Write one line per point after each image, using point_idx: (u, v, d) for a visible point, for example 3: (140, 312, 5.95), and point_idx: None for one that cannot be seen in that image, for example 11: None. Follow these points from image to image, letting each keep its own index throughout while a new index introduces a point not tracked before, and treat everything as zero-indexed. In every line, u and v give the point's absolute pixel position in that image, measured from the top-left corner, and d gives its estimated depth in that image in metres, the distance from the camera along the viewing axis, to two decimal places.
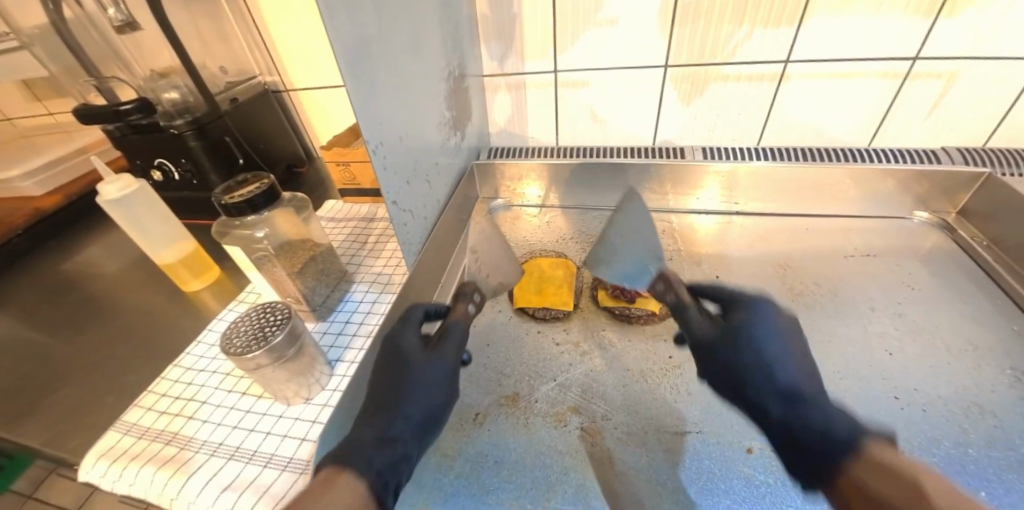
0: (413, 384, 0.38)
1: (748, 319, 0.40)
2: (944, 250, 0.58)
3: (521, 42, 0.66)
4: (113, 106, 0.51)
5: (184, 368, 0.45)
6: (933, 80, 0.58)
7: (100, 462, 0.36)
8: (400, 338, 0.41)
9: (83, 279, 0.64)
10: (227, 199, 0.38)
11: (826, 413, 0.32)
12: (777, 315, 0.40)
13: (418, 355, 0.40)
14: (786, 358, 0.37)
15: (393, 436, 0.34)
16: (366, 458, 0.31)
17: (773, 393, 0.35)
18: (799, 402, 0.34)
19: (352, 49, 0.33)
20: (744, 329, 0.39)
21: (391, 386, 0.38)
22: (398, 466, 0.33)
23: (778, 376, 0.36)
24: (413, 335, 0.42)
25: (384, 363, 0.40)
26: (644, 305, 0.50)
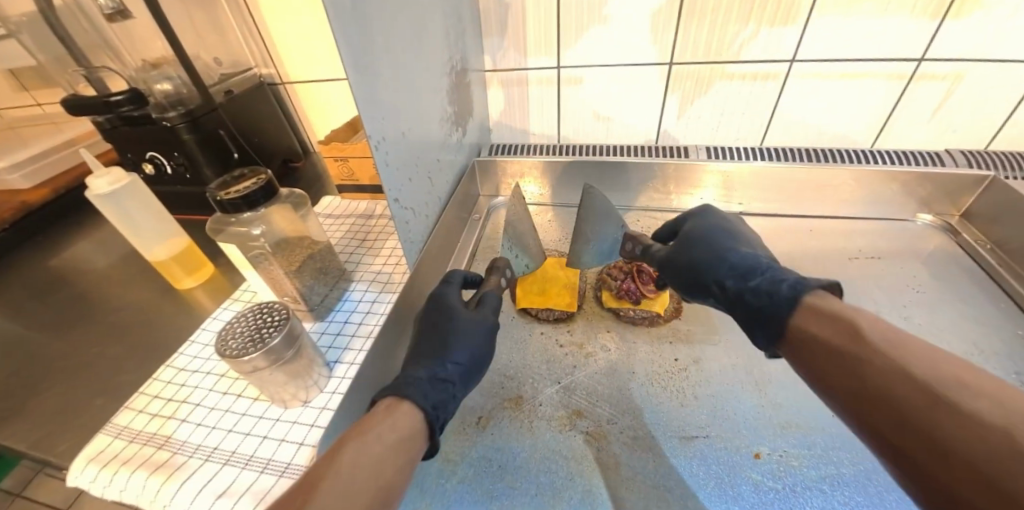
0: (459, 335, 0.40)
1: (702, 232, 0.48)
2: (948, 252, 0.57)
3: (523, 37, 0.65)
4: (103, 96, 0.49)
5: (177, 369, 0.44)
6: (937, 82, 0.57)
7: (90, 466, 0.34)
8: (444, 295, 0.45)
9: (71, 275, 0.62)
10: (223, 194, 0.37)
11: (765, 274, 0.38)
12: (720, 225, 0.48)
13: (464, 311, 0.43)
14: (735, 248, 0.44)
15: (445, 378, 0.37)
16: (422, 391, 0.34)
17: (729, 273, 0.41)
18: (749, 272, 0.40)
19: (355, 38, 0.31)
20: (697, 239, 0.47)
21: (437, 338, 0.41)
22: (447, 404, 0.35)
23: (728, 259, 0.42)
24: (457, 295, 0.45)
25: (432, 319, 0.43)
26: (648, 306, 0.50)
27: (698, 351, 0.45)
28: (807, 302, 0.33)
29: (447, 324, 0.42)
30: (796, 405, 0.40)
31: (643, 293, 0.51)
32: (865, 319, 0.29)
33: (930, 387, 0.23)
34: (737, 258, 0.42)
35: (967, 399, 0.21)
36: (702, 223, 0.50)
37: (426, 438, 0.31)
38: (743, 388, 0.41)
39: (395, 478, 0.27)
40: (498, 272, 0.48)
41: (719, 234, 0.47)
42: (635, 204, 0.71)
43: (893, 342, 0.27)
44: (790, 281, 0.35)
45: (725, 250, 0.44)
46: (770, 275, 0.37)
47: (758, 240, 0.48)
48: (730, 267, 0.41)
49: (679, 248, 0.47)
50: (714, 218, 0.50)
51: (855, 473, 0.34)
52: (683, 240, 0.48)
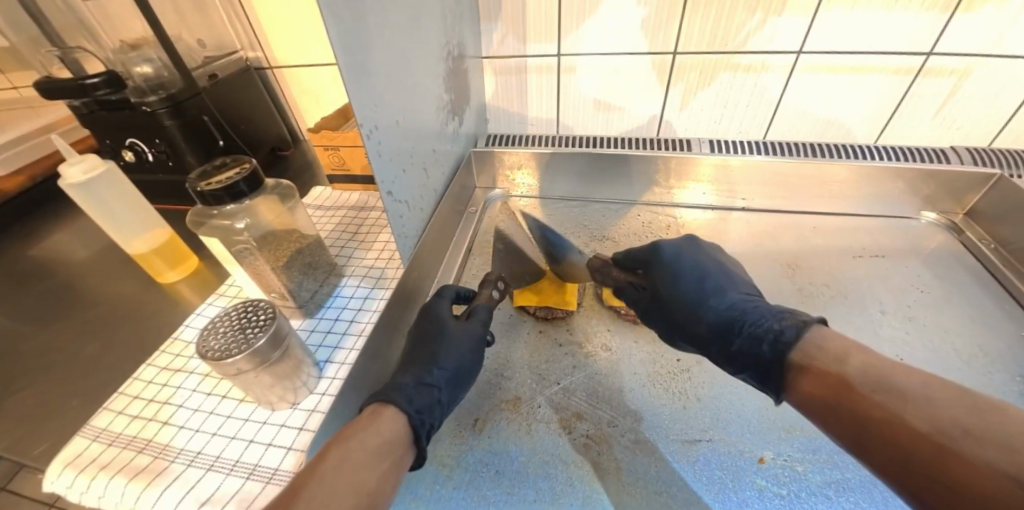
0: (449, 343, 0.39)
1: (669, 266, 0.45)
2: (951, 251, 0.57)
3: (522, 22, 0.62)
4: (77, 79, 0.46)
5: (160, 368, 0.42)
6: (945, 77, 0.56)
7: (66, 471, 0.32)
8: (434, 307, 0.43)
9: (50, 266, 0.59)
10: (203, 185, 0.35)
11: (742, 333, 0.37)
12: (686, 252, 0.46)
13: (452, 320, 0.41)
14: (714, 295, 0.42)
15: (430, 383, 0.36)
16: (407, 396, 0.33)
17: (714, 334, 0.40)
18: (728, 329, 0.38)
19: (346, 19, 0.29)
20: (666, 279, 0.44)
21: (426, 346, 0.40)
22: (433, 410, 0.34)
23: (707, 312, 0.41)
24: (446, 307, 0.44)
25: (420, 330, 0.42)
26: None
27: None
28: (791, 365, 0.32)
29: (436, 334, 0.40)
30: None
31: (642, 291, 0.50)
32: (853, 365, 0.29)
33: (931, 436, 0.24)
34: (717, 312, 0.40)
35: (967, 447, 0.22)
36: (670, 247, 0.47)
37: (410, 447, 0.31)
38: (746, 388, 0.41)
39: (378, 485, 0.27)
40: (490, 284, 0.46)
41: (687, 270, 0.45)
42: (640, 199, 0.69)
43: (880, 386, 0.27)
44: (769, 340, 0.34)
45: (705, 297, 0.42)
46: (748, 332, 0.36)
47: (729, 261, 0.47)
48: (712, 324, 0.40)
49: (656, 292, 0.45)
50: (678, 242, 0.48)
51: (860, 477, 0.34)
52: (654, 281, 0.45)
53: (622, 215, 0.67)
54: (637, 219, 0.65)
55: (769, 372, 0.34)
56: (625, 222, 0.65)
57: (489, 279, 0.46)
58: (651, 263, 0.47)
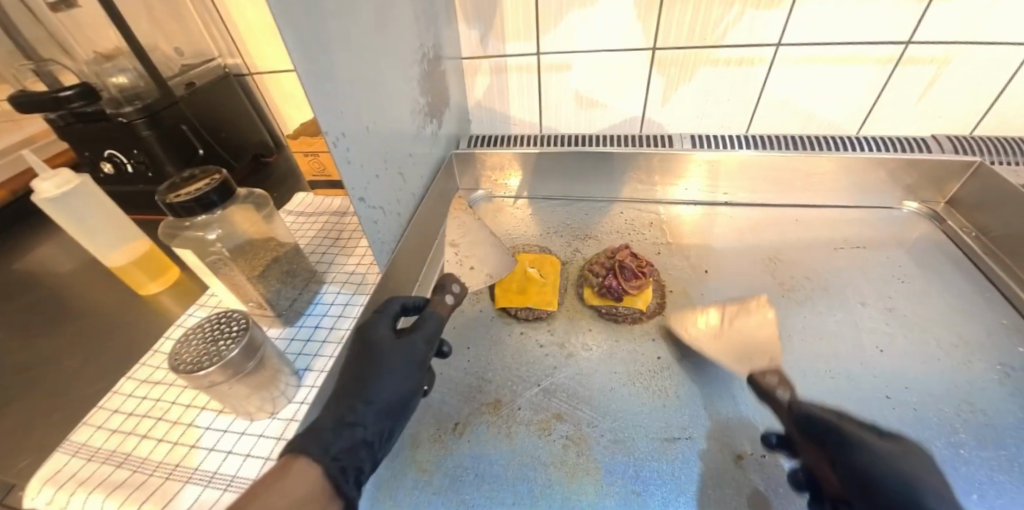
0: (384, 369, 0.37)
1: (900, 461, 0.31)
2: (932, 240, 0.57)
3: (501, 21, 0.61)
4: (50, 91, 0.46)
5: (139, 381, 0.41)
6: (925, 65, 0.56)
7: (44, 488, 0.32)
8: (370, 326, 0.40)
9: (33, 280, 0.59)
10: (172, 197, 0.34)
11: None
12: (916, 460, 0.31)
13: (388, 342, 0.39)
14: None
15: (353, 421, 0.34)
16: (324, 443, 0.31)
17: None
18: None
19: (304, 28, 0.29)
20: (896, 494, 0.29)
21: (357, 375, 0.37)
22: (357, 451, 0.33)
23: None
24: (385, 324, 0.40)
25: (353, 352, 0.39)
26: (632, 303, 0.49)
27: (682, 349, 0.45)
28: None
29: (368, 358, 0.38)
30: None
31: (643, 273, 0.51)
32: None
33: None
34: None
35: None
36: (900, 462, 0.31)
37: (330, 496, 0.29)
38: (704, 402, 0.40)
39: None
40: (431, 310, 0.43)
41: (920, 470, 0.30)
42: (627, 195, 0.69)
43: None
44: None
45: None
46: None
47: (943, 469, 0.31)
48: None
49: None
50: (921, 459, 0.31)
51: None
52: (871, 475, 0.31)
53: (607, 213, 0.67)
54: (620, 217, 0.66)
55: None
56: (609, 220, 0.65)
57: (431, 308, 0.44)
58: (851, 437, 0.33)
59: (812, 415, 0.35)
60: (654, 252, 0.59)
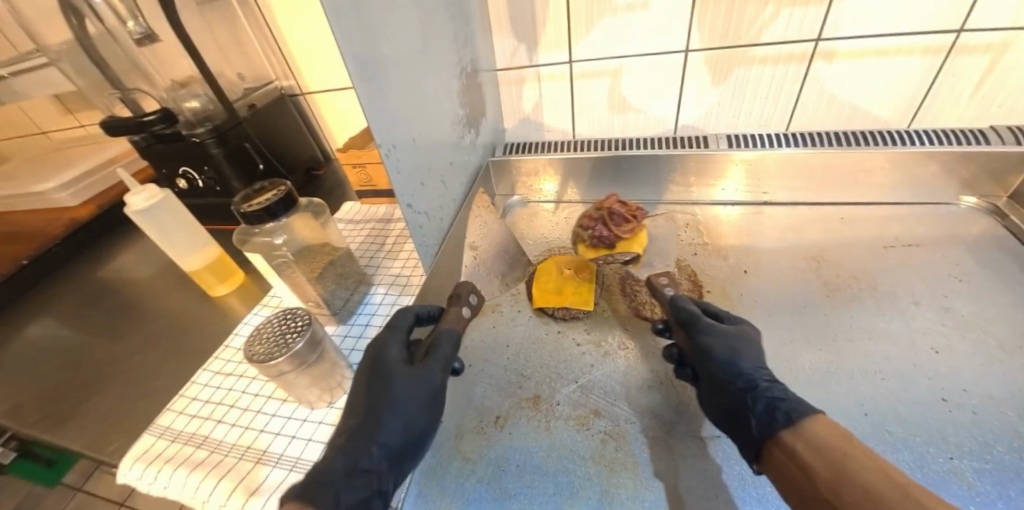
0: (397, 403, 0.36)
1: (732, 338, 0.41)
2: (992, 237, 0.54)
3: (534, 33, 0.64)
4: (136, 117, 0.52)
5: (213, 373, 0.46)
6: (978, 54, 0.53)
7: (136, 464, 0.37)
8: (383, 349, 0.39)
9: (119, 284, 0.66)
10: (245, 207, 0.39)
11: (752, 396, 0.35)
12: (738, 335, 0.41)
13: (401, 371, 0.37)
14: (756, 369, 0.38)
15: (367, 468, 0.32)
16: (337, 494, 0.30)
17: (726, 409, 0.36)
18: (737, 393, 0.36)
19: (360, 54, 0.32)
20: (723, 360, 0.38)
21: (369, 408, 0.35)
22: (370, 503, 0.32)
23: (733, 385, 0.36)
24: (397, 347, 0.39)
25: (362, 376, 0.37)
26: (629, 248, 0.56)
27: None
28: (777, 439, 0.32)
29: (379, 386, 0.36)
30: (825, 404, 0.39)
31: (633, 216, 0.57)
32: None
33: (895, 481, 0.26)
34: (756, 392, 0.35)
35: None
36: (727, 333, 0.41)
37: None
38: None
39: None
40: (444, 332, 0.42)
41: (745, 343, 0.40)
42: (663, 198, 0.69)
43: None
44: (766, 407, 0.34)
45: (751, 371, 0.38)
46: (768, 407, 0.34)
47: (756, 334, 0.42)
48: (748, 404, 0.35)
49: (701, 374, 0.39)
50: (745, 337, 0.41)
51: None
52: (708, 351, 0.39)
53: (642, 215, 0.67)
54: (656, 219, 0.66)
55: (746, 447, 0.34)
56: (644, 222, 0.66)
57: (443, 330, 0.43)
58: (702, 326, 0.41)
59: (682, 308, 0.44)
60: (690, 253, 0.59)
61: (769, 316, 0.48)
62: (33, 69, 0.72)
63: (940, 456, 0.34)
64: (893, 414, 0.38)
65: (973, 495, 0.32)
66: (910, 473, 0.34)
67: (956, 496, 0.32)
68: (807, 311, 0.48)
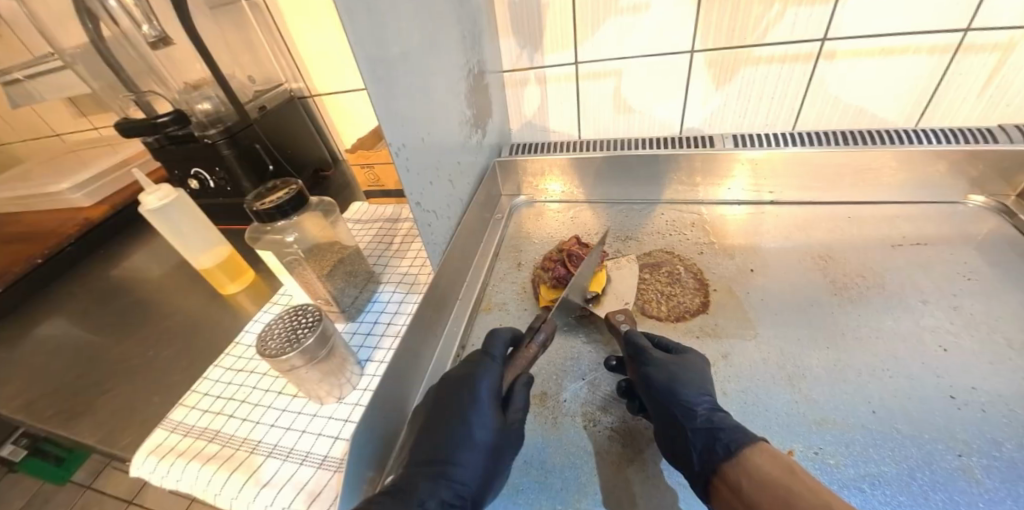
0: (469, 441, 0.36)
1: (673, 366, 0.40)
2: (1001, 236, 0.53)
3: (539, 35, 0.64)
4: (150, 119, 0.53)
5: (225, 368, 0.47)
6: (988, 53, 0.53)
7: (150, 458, 0.37)
8: (480, 381, 0.39)
9: (132, 283, 0.68)
10: (258, 205, 0.39)
11: (694, 429, 0.36)
12: (685, 366, 0.41)
13: (489, 409, 0.37)
14: (697, 398, 0.38)
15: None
16: None
17: (670, 442, 0.36)
18: (676, 427, 0.36)
19: (371, 54, 0.33)
20: (664, 389, 0.38)
21: (434, 437, 0.36)
22: None
23: (677, 418, 0.37)
24: (492, 386, 0.39)
25: (438, 410, 0.37)
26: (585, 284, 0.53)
27: (727, 346, 0.47)
28: (721, 473, 0.33)
29: (449, 419, 0.36)
30: (831, 400, 0.39)
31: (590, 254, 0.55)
32: None
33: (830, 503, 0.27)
34: (695, 425, 0.36)
35: None
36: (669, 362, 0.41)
37: None
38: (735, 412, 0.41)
39: None
40: (520, 382, 0.41)
41: (686, 370, 0.40)
42: (667, 198, 0.69)
43: None
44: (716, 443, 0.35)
45: (692, 401, 0.38)
46: (709, 441, 0.35)
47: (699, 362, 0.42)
48: (688, 438, 0.35)
49: (650, 407, 0.39)
50: (692, 365, 0.41)
51: (898, 471, 0.34)
52: (650, 380, 0.39)
53: (647, 214, 0.68)
54: (661, 219, 0.66)
55: (693, 482, 0.34)
56: (650, 222, 0.66)
57: (519, 378, 0.41)
58: (648, 357, 0.41)
59: (632, 342, 0.43)
60: (696, 252, 0.59)
61: (777, 315, 0.48)
62: (50, 72, 0.73)
63: (949, 454, 0.34)
64: (900, 410, 0.38)
65: (981, 492, 0.32)
66: (918, 470, 0.34)
67: (964, 494, 0.32)
68: (814, 310, 0.48)
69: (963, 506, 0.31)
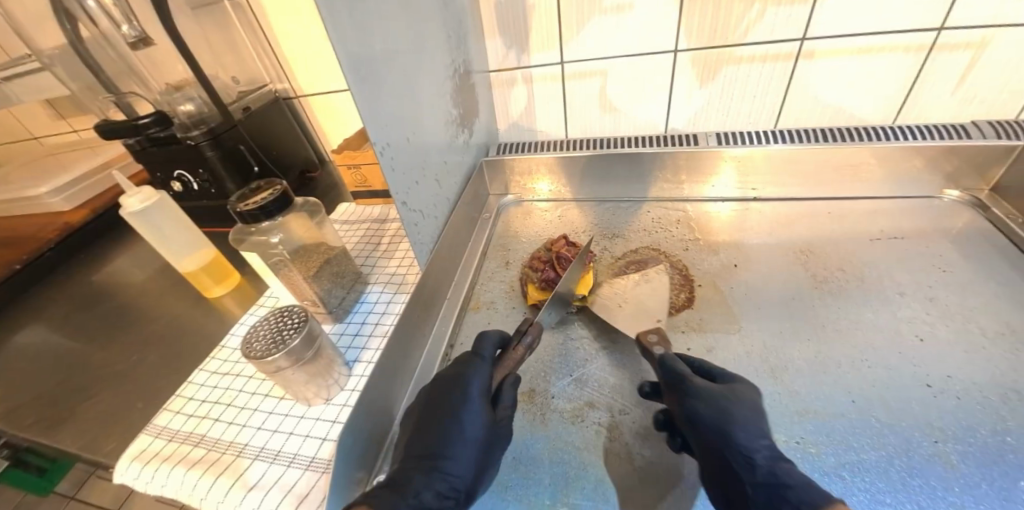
0: (462, 437, 0.36)
1: (721, 400, 0.36)
2: (975, 229, 0.55)
3: (526, 34, 0.65)
4: (131, 120, 0.52)
5: (210, 372, 0.46)
6: (960, 51, 0.54)
7: (133, 464, 0.37)
8: (471, 380, 0.39)
9: (114, 287, 0.66)
10: (242, 206, 0.39)
11: (753, 481, 0.31)
12: (738, 400, 0.36)
13: (480, 407, 0.37)
14: (754, 443, 0.34)
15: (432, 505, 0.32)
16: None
17: (726, 497, 0.32)
18: (735, 480, 0.32)
19: (354, 54, 0.33)
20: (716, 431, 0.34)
21: (423, 436, 0.36)
22: None
23: (733, 467, 0.32)
24: (482, 384, 0.39)
25: (425, 411, 0.38)
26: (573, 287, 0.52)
27: (711, 340, 0.47)
28: None
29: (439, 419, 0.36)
30: (813, 391, 0.40)
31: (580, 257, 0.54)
32: None
33: None
34: (755, 479, 0.32)
35: None
36: (715, 394, 0.36)
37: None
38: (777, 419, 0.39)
39: None
40: (509, 381, 0.41)
41: (736, 405, 0.36)
42: (652, 196, 0.70)
43: None
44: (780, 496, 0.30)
45: (749, 446, 0.34)
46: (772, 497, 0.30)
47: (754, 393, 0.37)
48: (748, 496, 0.31)
49: (696, 448, 0.35)
50: (746, 400, 0.36)
51: (877, 459, 0.35)
52: (695, 418, 0.35)
53: (634, 212, 0.68)
54: (647, 216, 0.67)
55: None
56: (636, 219, 0.67)
57: (507, 378, 0.41)
58: (690, 387, 0.37)
59: (671, 367, 0.39)
60: (681, 249, 0.60)
61: (761, 310, 0.49)
62: (27, 74, 0.72)
63: (925, 440, 0.35)
64: (878, 399, 0.39)
65: (957, 478, 0.33)
66: (897, 457, 0.34)
67: (940, 479, 0.33)
68: (796, 304, 0.49)
69: (939, 491, 0.32)
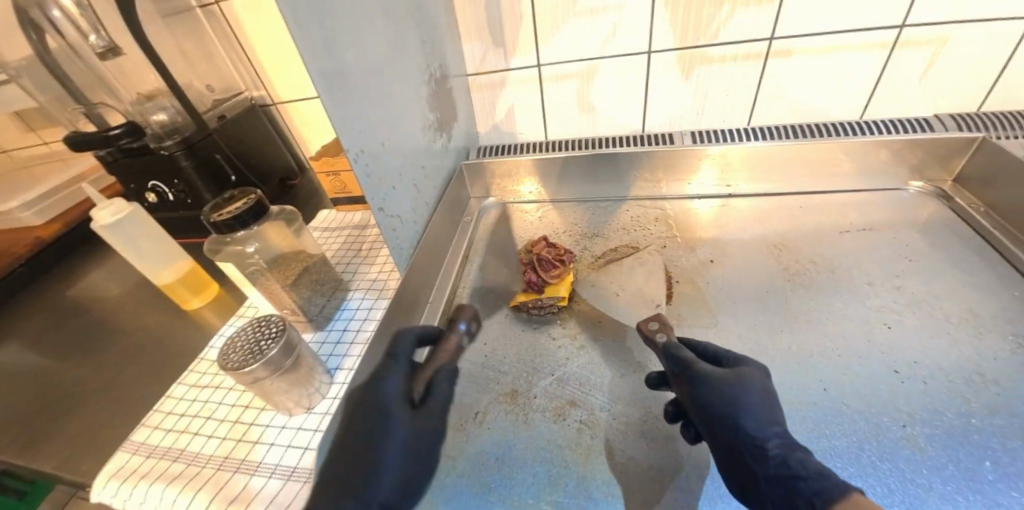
0: (386, 449, 0.31)
1: (725, 386, 0.36)
2: (940, 219, 0.57)
3: (503, 38, 0.65)
4: (101, 131, 0.51)
5: (188, 386, 0.46)
6: (921, 47, 0.56)
7: (110, 482, 0.36)
8: (384, 382, 0.35)
9: (89, 303, 0.65)
10: (216, 216, 0.39)
11: (766, 473, 0.31)
12: (747, 385, 0.36)
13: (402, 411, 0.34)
14: (764, 432, 0.33)
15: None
16: None
17: (741, 486, 0.32)
18: (746, 472, 0.32)
19: (323, 60, 0.33)
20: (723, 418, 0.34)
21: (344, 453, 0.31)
22: None
23: (744, 457, 0.32)
24: (400, 385, 0.35)
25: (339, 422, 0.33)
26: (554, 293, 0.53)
27: (689, 335, 0.48)
28: None
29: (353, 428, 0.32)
30: (788, 382, 0.41)
31: (559, 261, 0.56)
32: None
33: None
34: (767, 471, 0.31)
35: None
36: (720, 381, 0.36)
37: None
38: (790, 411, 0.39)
39: None
40: (436, 377, 0.37)
41: (743, 392, 0.35)
42: (631, 194, 0.71)
43: None
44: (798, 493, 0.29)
45: (758, 436, 0.33)
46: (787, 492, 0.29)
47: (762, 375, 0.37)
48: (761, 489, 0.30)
49: (706, 437, 0.35)
50: (755, 387, 0.36)
51: (848, 445, 0.36)
52: (702, 405, 0.35)
53: (614, 211, 0.69)
54: (627, 215, 0.68)
55: None
56: (616, 218, 0.67)
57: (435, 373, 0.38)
58: (695, 373, 0.37)
59: (676, 355, 0.39)
60: (660, 246, 0.61)
61: (737, 304, 0.50)
62: None
63: (894, 425, 0.36)
64: (849, 386, 0.40)
65: (925, 460, 0.34)
66: (867, 442, 0.36)
67: (909, 462, 0.34)
68: (770, 296, 0.50)
69: (908, 474, 0.33)
